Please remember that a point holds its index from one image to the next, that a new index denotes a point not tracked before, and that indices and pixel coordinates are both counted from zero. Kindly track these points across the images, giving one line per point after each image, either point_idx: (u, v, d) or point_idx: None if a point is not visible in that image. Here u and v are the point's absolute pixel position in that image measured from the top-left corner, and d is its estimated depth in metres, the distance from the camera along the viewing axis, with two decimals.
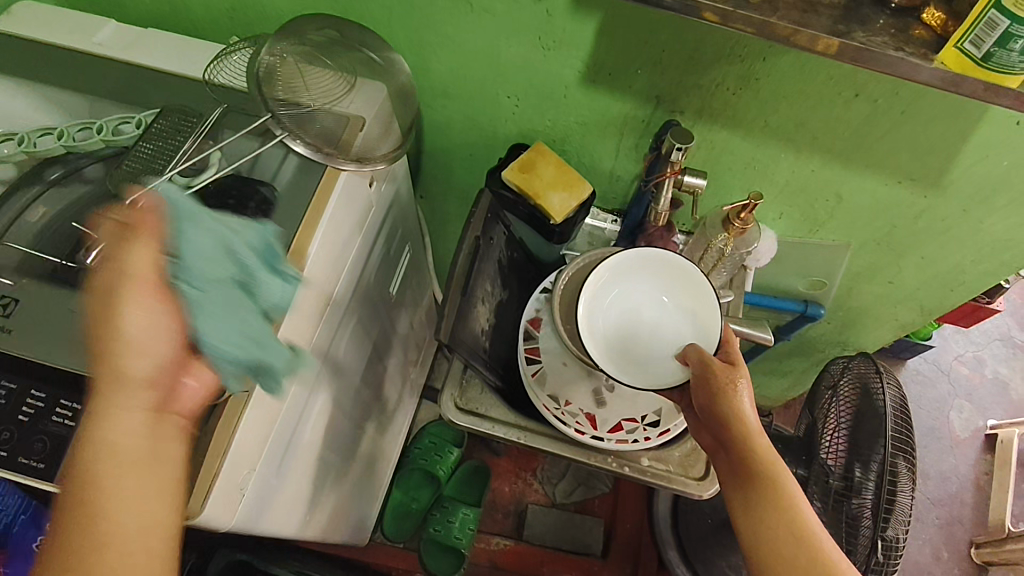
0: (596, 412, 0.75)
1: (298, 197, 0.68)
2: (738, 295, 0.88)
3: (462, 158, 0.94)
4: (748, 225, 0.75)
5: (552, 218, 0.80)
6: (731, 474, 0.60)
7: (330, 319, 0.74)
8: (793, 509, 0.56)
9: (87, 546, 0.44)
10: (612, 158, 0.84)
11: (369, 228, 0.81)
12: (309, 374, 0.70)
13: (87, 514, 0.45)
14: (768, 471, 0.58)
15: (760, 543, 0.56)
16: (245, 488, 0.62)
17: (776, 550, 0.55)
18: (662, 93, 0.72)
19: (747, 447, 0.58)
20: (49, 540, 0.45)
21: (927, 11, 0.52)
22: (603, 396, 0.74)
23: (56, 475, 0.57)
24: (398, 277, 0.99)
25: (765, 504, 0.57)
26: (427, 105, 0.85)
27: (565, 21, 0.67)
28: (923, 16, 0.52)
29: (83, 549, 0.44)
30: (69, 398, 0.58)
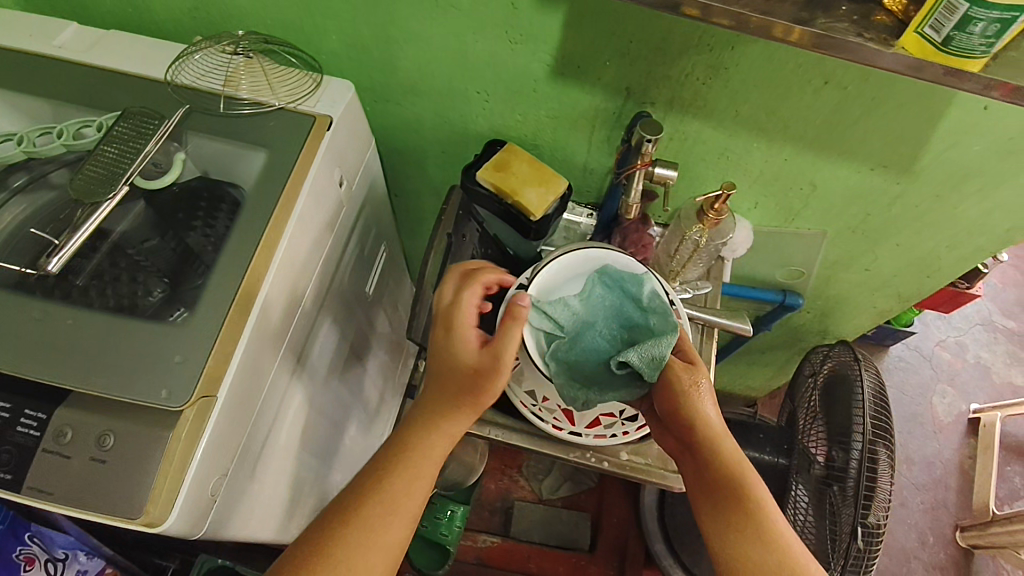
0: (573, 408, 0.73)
1: (265, 196, 0.67)
2: (716, 286, 0.88)
3: (436, 155, 0.93)
4: (722, 216, 0.75)
5: (530, 215, 0.78)
6: (699, 480, 0.63)
7: (301, 322, 0.73)
8: (763, 512, 0.60)
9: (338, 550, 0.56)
10: (585, 151, 0.84)
11: (340, 227, 0.80)
12: (276, 377, 0.70)
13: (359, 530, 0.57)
14: (736, 479, 0.61)
15: (731, 549, 0.60)
16: (216, 494, 0.62)
17: (745, 554, 0.59)
18: (632, 84, 0.71)
19: (714, 449, 0.62)
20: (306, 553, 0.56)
21: None
22: None
23: (22, 486, 0.56)
24: (375, 276, 0.98)
25: (739, 512, 0.60)
26: (398, 102, 0.84)
27: (531, 14, 0.66)
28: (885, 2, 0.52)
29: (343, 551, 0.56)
30: (36, 408, 0.57)
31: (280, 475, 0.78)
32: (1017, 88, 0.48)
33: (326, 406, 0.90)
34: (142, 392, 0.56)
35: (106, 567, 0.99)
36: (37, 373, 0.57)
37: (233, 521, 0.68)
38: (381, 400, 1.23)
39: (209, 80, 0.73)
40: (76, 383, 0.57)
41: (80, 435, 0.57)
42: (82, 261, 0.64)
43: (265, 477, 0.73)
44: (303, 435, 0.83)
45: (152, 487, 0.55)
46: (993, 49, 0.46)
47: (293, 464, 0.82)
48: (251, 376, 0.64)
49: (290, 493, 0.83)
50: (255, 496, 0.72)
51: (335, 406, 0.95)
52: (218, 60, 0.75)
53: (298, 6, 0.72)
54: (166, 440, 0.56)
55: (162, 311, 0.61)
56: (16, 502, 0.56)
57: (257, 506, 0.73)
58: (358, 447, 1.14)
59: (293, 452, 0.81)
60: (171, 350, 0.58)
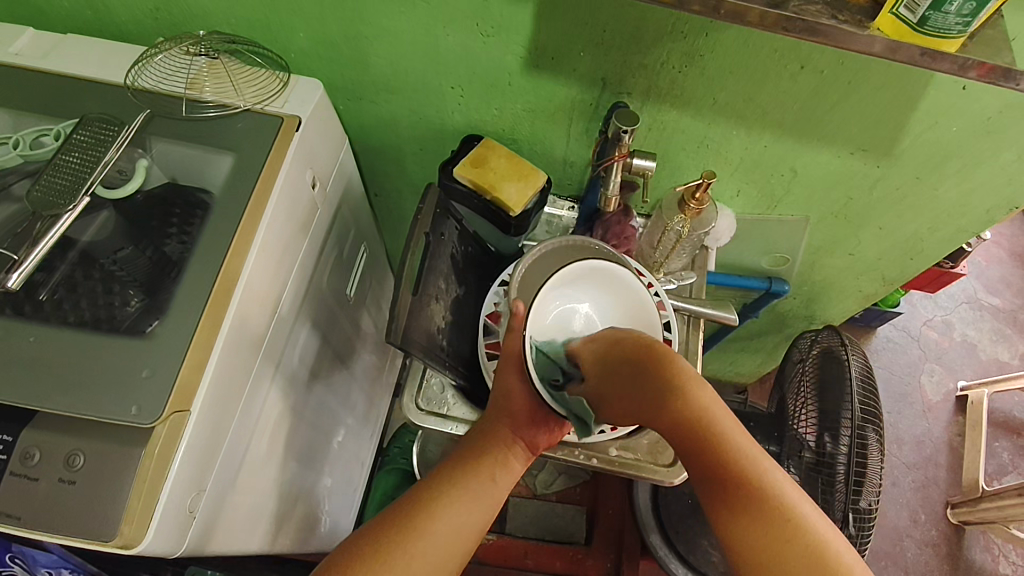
0: None
1: (234, 202, 0.65)
2: (701, 276, 0.87)
3: (414, 152, 0.91)
4: (703, 205, 0.73)
5: (510, 210, 0.77)
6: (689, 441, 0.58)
7: (277, 328, 0.72)
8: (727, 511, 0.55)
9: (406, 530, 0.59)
10: (563, 144, 0.82)
11: (316, 230, 0.78)
12: (253, 387, 0.68)
13: (427, 515, 0.60)
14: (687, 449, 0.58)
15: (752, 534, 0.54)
16: (195, 511, 0.60)
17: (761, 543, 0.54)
18: (607, 74, 0.70)
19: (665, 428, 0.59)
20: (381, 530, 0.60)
21: None
22: None
23: None
24: (355, 278, 0.97)
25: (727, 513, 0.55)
26: (370, 100, 0.82)
27: (501, 5, 0.64)
28: None
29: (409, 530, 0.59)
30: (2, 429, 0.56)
31: (262, 485, 0.76)
32: (993, 68, 0.47)
33: (308, 413, 0.88)
34: (112, 409, 0.54)
35: None
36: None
37: (215, 536, 0.66)
38: (368, 405, 1.21)
39: (171, 84, 0.71)
40: (42, 403, 0.55)
41: (48, 456, 0.55)
42: (44, 276, 0.62)
43: (247, 489, 0.72)
44: (286, 443, 0.82)
45: (126, 506, 0.54)
46: (969, 29, 0.45)
47: (277, 474, 0.80)
48: (227, 388, 0.62)
49: (275, 503, 0.82)
50: (237, 509, 0.70)
51: (319, 412, 0.93)
52: (180, 62, 0.72)
53: (261, 5, 0.70)
54: (138, 457, 0.55)
55: (129, 323, 0.59)
56: None
57: (240, 519, 0.71)
58: (347, 452, 1.12)
59: (275, 462, 0.79)
60: (139, 365, 0.57)
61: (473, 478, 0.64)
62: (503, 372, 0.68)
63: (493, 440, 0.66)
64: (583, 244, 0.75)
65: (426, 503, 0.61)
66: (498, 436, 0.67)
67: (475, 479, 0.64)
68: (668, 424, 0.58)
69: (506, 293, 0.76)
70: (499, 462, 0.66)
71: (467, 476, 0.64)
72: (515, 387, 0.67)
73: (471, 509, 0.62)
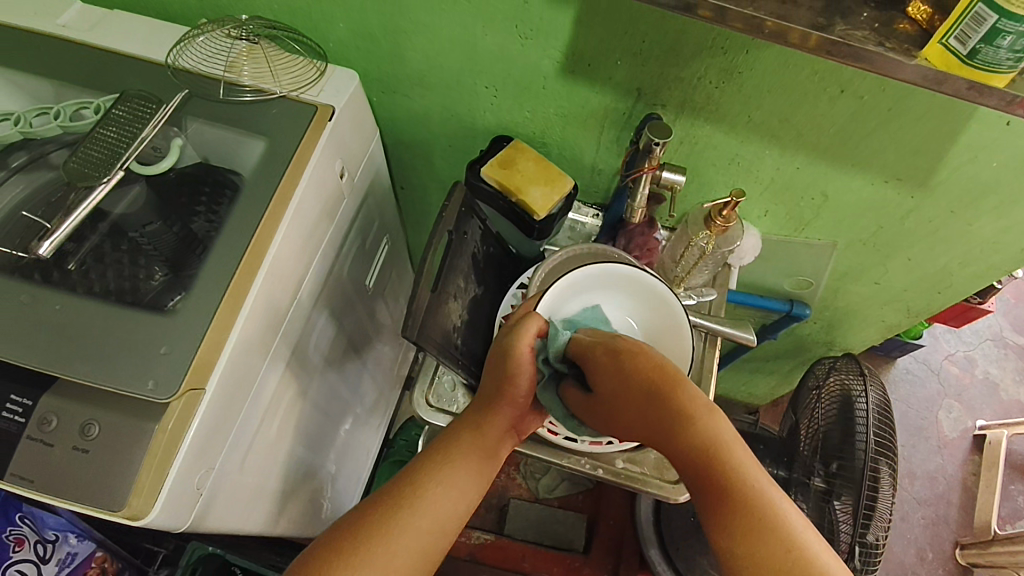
0: None
1: (262, 187, 0.66)
2: (722, 293, 0.86)
3: (443, 148, 0.92)
4: (729, 223, 0.73)
5: (534, 214, 0.77)
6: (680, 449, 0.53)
7: (296, 314, 0.72)
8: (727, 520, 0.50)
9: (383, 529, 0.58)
10: (593, 151, 0.82)
11: (340, 220, 0.78)
12: (268, 371, 0.69)
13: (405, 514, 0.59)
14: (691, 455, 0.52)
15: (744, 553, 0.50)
16: (202, 488, 0.61)
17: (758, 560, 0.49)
18: (642, 85, 0.69)
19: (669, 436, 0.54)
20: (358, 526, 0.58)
21: (914, 5, 0.49)
22: None
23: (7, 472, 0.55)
24: (375, 269, 0.97)
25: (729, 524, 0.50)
26: (404, 94, 0.83)
27: (541, 8, 0.64)
28: (909, 10, 0.50)
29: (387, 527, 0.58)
30: (23, 393, 0.57)
31: (269, 468, 0.77)
32: None
33: (319, 400, 0.88)
34: (129, 382, 0.55)
35: (96, 550, 0.98)
36: (21, 358, 0.56)
37: (219, 515, 0.67)
38: (378, 396, 1.22)
39: (210, 65, 0.72)
40: (62, 371, 0.56)
41: (65, 423, 0.56)
42: (74, 245, 0.63)
43: (253, 470, 0.72)
44: (295, 428, 0.82)
45: (135, 478, 0.54)
46: (1021, 64, 0.44)
47: (284, 457, 0.81)
48: (242, 369, 0.63)
49: (280, 486, 0.82)
50: (242, 489, 0.71)
51: (329, 400, 0.93)
52: (221, 44, 0.73)
53: None
54: (151, 431, 0.55)
55: (152, 298, 0.60)
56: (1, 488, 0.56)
57: (245, 499, 0.72)
58: (353, 441, 1.13)
59: (283, 446, 0.79)
60: (159, 340, 0.57)
61: (454, 472, 0.62)
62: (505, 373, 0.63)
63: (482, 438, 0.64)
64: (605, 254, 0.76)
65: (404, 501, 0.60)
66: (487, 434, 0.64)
67: (457, 475, 0.62)
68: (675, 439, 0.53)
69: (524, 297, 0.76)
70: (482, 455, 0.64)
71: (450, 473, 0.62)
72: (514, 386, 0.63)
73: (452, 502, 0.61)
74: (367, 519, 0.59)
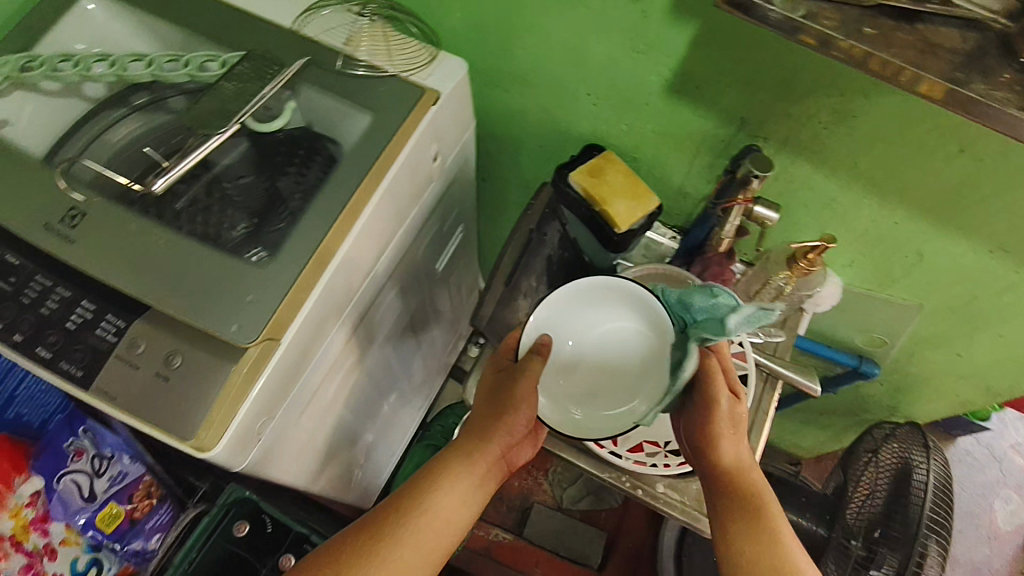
0: None
1: (361, 159, 0.68)
2: (790, 337, 0.84)
3: (532, 148, 0.93)
4: (813, 267, 0.71)
5: (614, 227, 0.77)
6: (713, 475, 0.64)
7: (370, 285, 0.75)
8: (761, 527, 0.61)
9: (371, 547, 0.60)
10: (682, 174, 0.82)
11: (426, 201, 0.80)
12: (336, 335, 0.71)
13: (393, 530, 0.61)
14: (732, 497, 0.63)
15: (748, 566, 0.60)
16: (260, 434, 0.63)
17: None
18: (748, 114, 0.68)
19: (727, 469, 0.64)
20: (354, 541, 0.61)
21: None
22: None
23: (92, 385, 0.59)
24: (446, 255, 0.99)
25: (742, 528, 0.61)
26: (505, 89, 0.84)
27: (660, 25, 0.64)
28: None
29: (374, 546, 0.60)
30: (118, 315, 0.61)
31: (318, 427, 0.79)
32: None
33: (373, 370, 0.91)
34: (215, 322, 0.58)
35: (144, 474, 1.02)
36: (124, 283, 0.60)
37: (269, 463, 0.69)
38: (425, 377, 1.24)
39: (331, 37, 0.75)
40: (157, 301, 0.59)
41: (150, 349, 0.60)
42: (184, 187, 0.67)
43: (305, 426, 0.75)
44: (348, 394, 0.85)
45: (205, 413, 0.57)
46: None
47: (333, 419, 0.84)
48: (315, 328, 0.65)
49: (324, 446, 0.85)
50: (292, 442, 0.73)
51: (382, 372, 0.96)
52: (344, 19, 0.77)
53: None
54: (227, 372, 0.58)
55: (245, 247, 0.64)
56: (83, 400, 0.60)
57: (293, 452, 0.75)
58: (394, 416, 1.15)
59: (335, 408, 0.82)
60: (246, 288, 0.60)
61: (445, 496, 0.63)
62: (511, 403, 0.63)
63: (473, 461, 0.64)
64: (673, 275, 0.77)
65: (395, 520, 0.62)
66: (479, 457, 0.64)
67: (448, 496, 0.63)
68: (711, 472, 0.64)
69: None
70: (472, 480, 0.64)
71: (442, 498, 0.63)
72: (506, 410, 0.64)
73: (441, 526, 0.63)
74: (362, 533, 0.62)
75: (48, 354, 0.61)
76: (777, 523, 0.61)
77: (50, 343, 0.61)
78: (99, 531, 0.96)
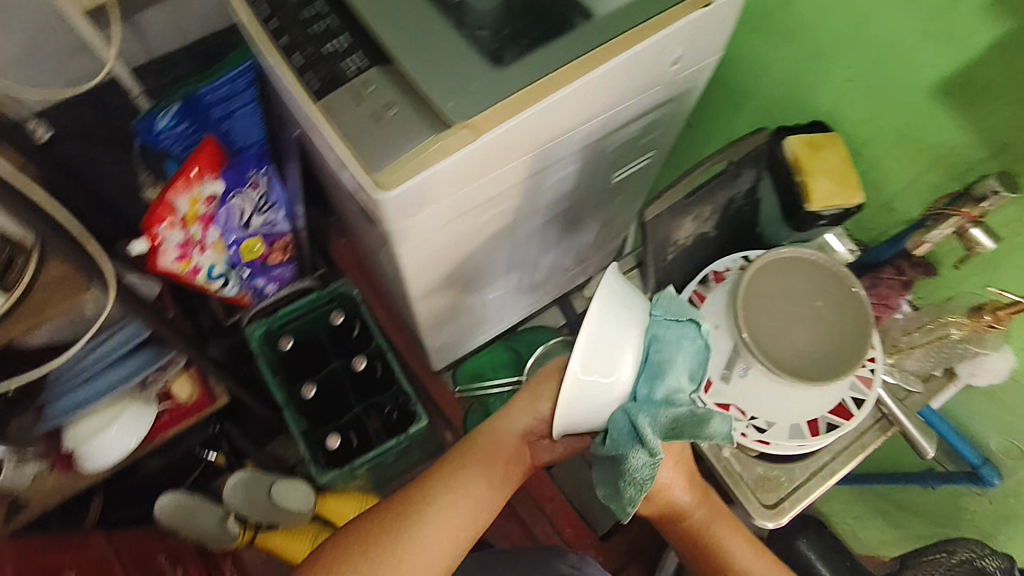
0: (715, 381, 0.77)
1: (616, 25, 0.71)
2: (925, 397, 0.79)
3: (757, 108, 0.91)
4: (996, 326, 0.67)
5: (808, 202, 0.75)
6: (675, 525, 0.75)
7: (563, 145, 0.78)
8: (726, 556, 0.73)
9: (416, 510, 0.70)
10: (902, 187, 0.78)
11: (644, 101, 0.82)
12: (516, 170, 0.75)
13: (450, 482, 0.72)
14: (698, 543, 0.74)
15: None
16: (422, 211, 0.69)
17: None
18: (1013, 143, 0.64)
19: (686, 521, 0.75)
20: (382, 522, 0.70)
21: None
22: (731, 374, 0.76)
23: (321, 99, 0.67)
24: (630, 169, 0.99)
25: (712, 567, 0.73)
26: (765, 36, 0.83)
27: (971, 13, 0.61)
28: None
29: (420, 509, 0.70)
30: (366, 56, 0.68)
31: (456, 250, 0.84)
32: None
33: (519, 235, 0.94)
34: (440, 94, 0.65)
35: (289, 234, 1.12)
36: (385, 33, 0.68)
37: (410, 246, 0.75)
38: (542, 285, 1.28)
39: None
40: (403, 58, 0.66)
41: (377, 92, 0.66)
42: None
43: (449, 240, 0.80)
44: (490, 241, 0.89)
45: (396, 162, 0.64)
46: None
47: (468, 255, 0.88)
48: (508, 147, 0.70)
49: (448, 274, 0.90)
50: (434, 245, 0.79)
51: (522, 245, 0.99)
52: None
53: None
54: (425, 137, 0.65)
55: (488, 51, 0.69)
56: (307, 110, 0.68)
57: (428, 256, 0.80)
58: (501, 301, 1.20)
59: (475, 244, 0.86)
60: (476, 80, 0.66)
61: (474, 467, 0.73)
62: (477, 461, 0.74)
63: (493, 436, 0.76)
64: (839, 275, 0.76)
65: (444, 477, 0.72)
66: (492, 438, 0.75)
67: (473, 466, 0.73)
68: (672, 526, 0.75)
69: (741, 268, 0.81)
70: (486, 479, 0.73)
71: (477, 463, 0.74)
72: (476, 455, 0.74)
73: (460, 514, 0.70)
74: (398, 505, 0.70)
75: (300, 63, 0.69)
76: (741, 550, 0.73)
77: (303, 58, 0.69)
78: (241, 253, 1.05)
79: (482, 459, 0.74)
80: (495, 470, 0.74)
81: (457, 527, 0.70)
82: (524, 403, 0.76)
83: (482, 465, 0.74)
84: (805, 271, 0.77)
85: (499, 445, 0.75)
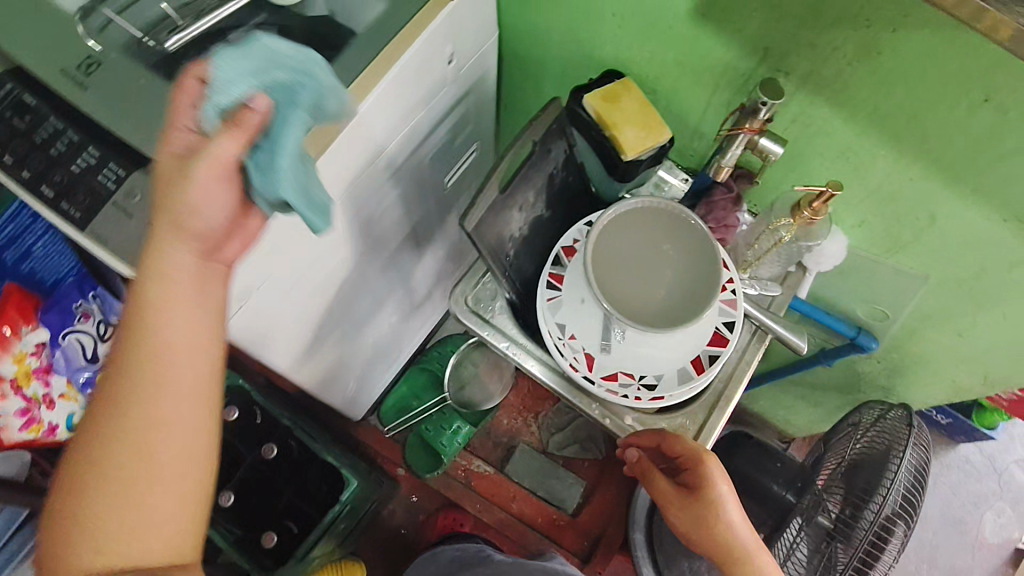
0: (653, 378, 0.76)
1: (370, 45, 0.67)
2: (787, 295, 0.84)
3: (554, 73, 0.90)
4: (816, 216, 0.71)
5: (623, 154, 0.77)
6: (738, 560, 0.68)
7: (315, 190, 0.65)
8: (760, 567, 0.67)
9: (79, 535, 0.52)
10: (701, 111, 0.79)
11: (438, 104, 0.78)
12: (272, 237, 0.63)
13: (134, 524, 0.52)
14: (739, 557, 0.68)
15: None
16: (241, 300, 0.65)
17: None
18: (772, 44, 0.65)
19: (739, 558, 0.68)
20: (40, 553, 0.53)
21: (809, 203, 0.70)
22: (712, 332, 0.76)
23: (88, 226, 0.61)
24: (458, 170, 0.96)
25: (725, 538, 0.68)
26: (536, 9, 0.81)
27: None
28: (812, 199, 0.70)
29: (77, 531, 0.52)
30: (117, 164, 0.61)
31: (296, 317, 0.78)
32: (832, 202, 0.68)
33: (356, 285, 0.89)
34: None
35: None
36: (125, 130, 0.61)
37: (250, 336, 0.72)
38: (430, 296, 1.26)
39: None
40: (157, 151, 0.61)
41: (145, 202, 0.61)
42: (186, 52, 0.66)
43: (286, 309, 0.75)
44: (332, 293, 0.83)
45: None
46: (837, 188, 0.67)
47: (320, 312, 0.84)
48: (278, 224, 0.63)
49: (313, 338, 0.87)
50: (271, 321, 0.74)
51: (377, 282, 0.96)
52: None
53: None
54: None
55: None
56: (79, 239, 0.62)
57: (276, 331, 0.76)
58: (387, 332, 1.17)
59: (311, 308, 0.80)
60: None
61: (167, 446, 0.54)
62: (69, 498, 0.53)
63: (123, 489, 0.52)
64: (683, 218, 0.74)
65: (77, 531, 0.51)
66: (116, 474, 0.53)
67: (156, 508, 0.53)
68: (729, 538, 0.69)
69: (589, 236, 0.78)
70: (161, 331, 0.54)
71: (174, 467, 0.54)
72: (91, 499, 0.52)
73: (179, 401, 0.54)
74: (59, 538, 0.52)
75: (59, 187, 0.62)
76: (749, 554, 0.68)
77: (77, 160, 0.62)
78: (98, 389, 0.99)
79: (150, 468, 0.53)
80: (178, 495, 0.54)
81: (167, 493, 0.54)
82: (187, 302, 0.54)
83: (179, 458, 0.54)
84: (630, 233, 0.74)
85: (129, 535, 0.52)
